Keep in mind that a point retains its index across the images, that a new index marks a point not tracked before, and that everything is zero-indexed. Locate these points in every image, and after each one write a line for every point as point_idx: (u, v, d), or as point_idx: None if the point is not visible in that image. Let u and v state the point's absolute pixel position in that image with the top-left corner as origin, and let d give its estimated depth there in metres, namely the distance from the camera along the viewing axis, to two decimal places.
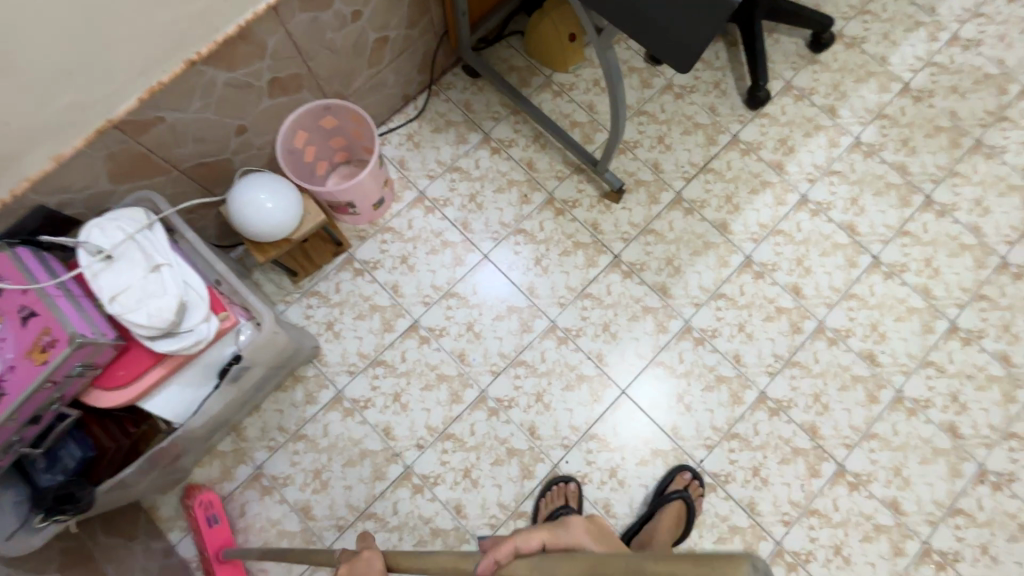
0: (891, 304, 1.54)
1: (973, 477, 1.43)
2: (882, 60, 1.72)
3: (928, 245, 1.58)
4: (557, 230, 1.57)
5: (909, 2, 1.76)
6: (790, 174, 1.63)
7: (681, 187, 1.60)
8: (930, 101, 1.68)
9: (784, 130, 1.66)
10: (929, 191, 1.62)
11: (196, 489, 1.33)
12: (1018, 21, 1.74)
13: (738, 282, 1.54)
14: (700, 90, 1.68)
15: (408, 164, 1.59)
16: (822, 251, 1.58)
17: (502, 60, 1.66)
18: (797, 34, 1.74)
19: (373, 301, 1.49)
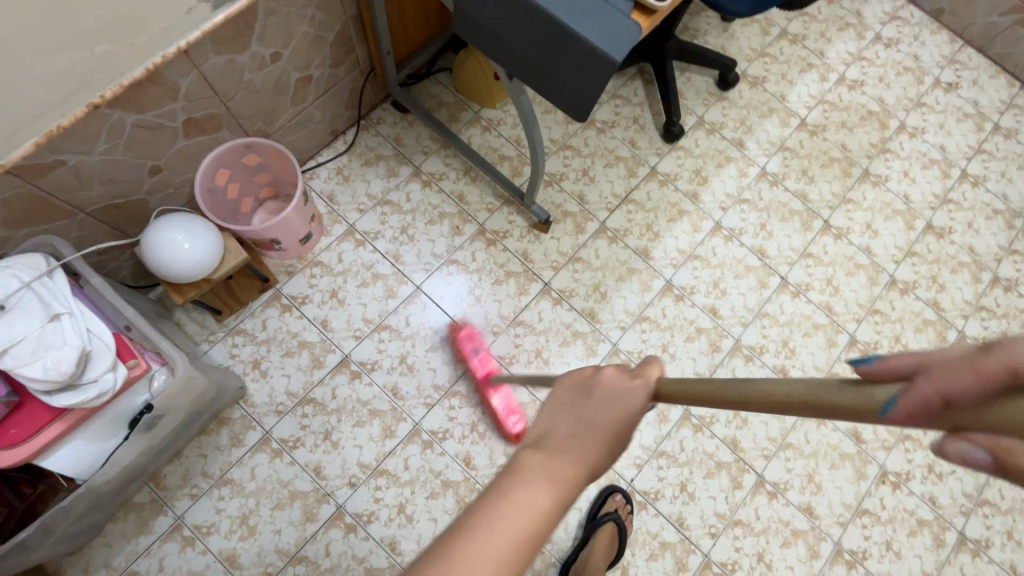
0: (799, 320, 1.66)
1: (875, 478, 1.55)
2: (781, 97, 1.89)
3: (828, 265, 1.73)
4: (488, 261, 1.61)
5: (802, 46, 1.95)
6: (705, 203, 1.75)
7: (605, 217, 1.68)
8: (824, 135, 1.86)
9: (698, 162, 1.79)
10: (826, 216, 1.78)
11: (460, 325, 1.54)
12: (893, 64, 1.96)
13: (661, 305, 1.63)
14: (620, 125, 1.79)
15: (338, 199, 1.59)
16: (735, 274, 1.69)
17: (431, 96, 1.71)
18: (707, 74, 1.89)
19: (302, 337, 1.47)
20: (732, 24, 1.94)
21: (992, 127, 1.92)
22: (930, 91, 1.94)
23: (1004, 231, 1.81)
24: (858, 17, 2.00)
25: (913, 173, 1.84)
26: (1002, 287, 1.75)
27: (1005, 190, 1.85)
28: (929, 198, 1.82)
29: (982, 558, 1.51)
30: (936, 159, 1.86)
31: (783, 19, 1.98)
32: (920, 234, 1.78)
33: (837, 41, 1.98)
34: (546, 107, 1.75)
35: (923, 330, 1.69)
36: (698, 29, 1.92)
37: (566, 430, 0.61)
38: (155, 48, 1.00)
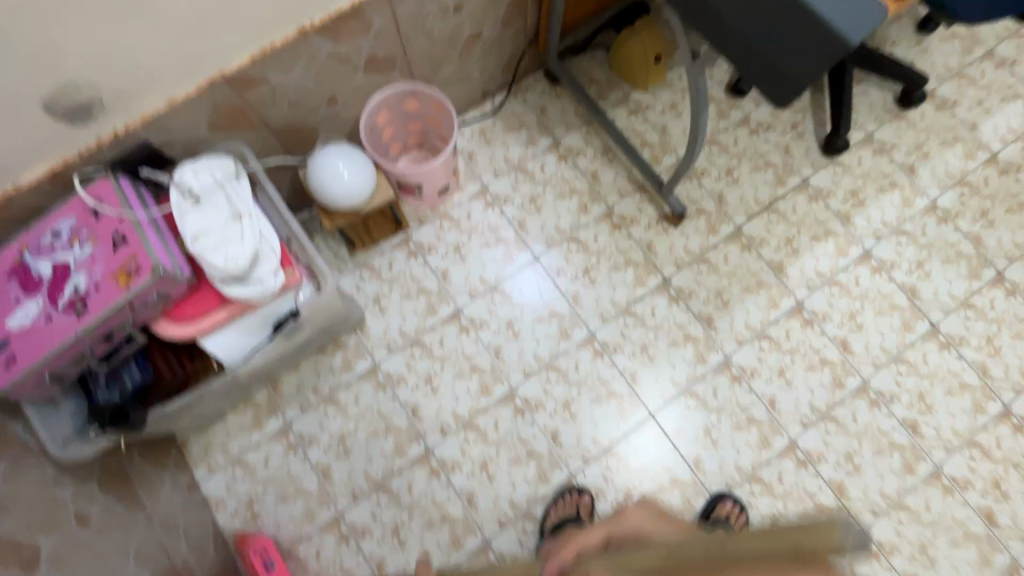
0: (944, 376, 1.48)
1: (1003, 570, 1.36)
2: (972, 125, 1.66)
3: (993, 322, 1.52)
4: (610, 245, 1.58)
5: (1010, 72, 1.71)
6: (857, 227, 1.59)
7: (742, 222, 1.59)
8: (1016, 176, 1.62)
9: (857, 182, 1.63)
10: (1001, 267, 1.56)
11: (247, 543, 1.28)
12: None
13: (786, 326, 1.52)
14: (776, 128, 1.66)
15: (476, 158, 1.63)
16: (877, 309, 1.53)
17: (584, 71, 1.69)
18: (886, 88, 1.71)
19: (421, 284, 1.53)
20: (929, 36, 1.73)
21: None
22: None
23: None
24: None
25: None
26: None
27: None
28: None
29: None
30: None
31: (993, 38, 1.74)
32: None
33: None
34: None
35: None
36: (887, 38, 1.73)
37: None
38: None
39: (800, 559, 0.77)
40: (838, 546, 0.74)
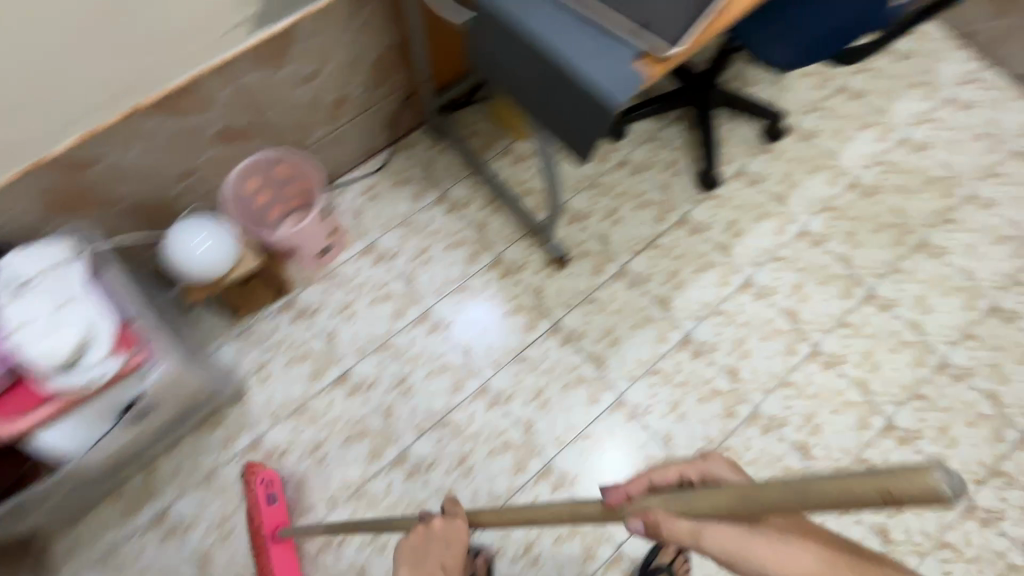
0: (830, 395, 1.52)
1: None
2: (833, 154, 1.77)
3: (869, 338, 1.58)
4: (501, 292, 1.58)
5: (862, 101, 1.84)
6: (736, 256, 1.65)
7: (627, 260, 1.62)
8: (876, 198, 1.72)
9: (733, 214, 1.70)
10: (872, 285, 1.63)
11: (257, 467, 1.33)
12: (966, 128, 1.80)
13: (675, 359, 1.54)
14: (655, 167, 1.74)
15: (364, 216, 1.63)
16: (762, 335, 1.57)
17: (467, 125, 1.73)
18: (753, 123, 1.81)
19: (306, 348, 1.49)
20: (786, 75, 1.86)
21: None
22: (1007, 159, 1.76)
23: None
24: (931, 76, 1.86)
25: (981, 248, 1.66)
26: None
27: None
28: (997, 276, 1.63)
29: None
30: (1009, 234, 1.68)
31: (845, 73, 1.88)
32: (982, 315, 1.59)
33: (903, 99, 1.84)
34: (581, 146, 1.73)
35: (976, 423, 1.49)
36: (748, 78, 1.86)
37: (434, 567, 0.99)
38: (198, 60, 1.10)
39: (888, 495, 0.46)
40: (932, 488, 0.43)
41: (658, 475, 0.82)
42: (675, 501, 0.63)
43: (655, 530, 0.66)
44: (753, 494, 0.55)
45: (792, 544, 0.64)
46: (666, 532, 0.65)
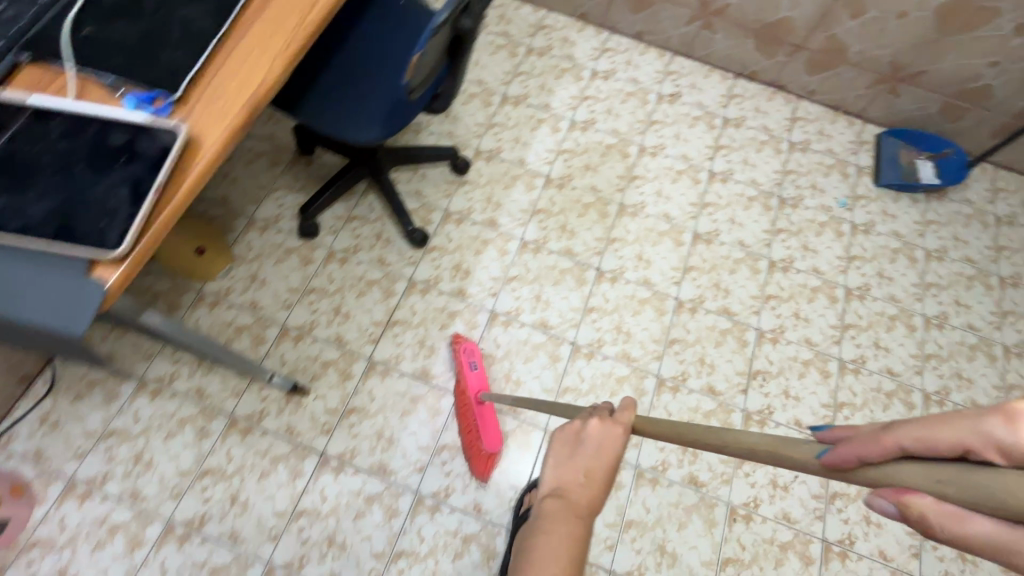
0: (707, 334, 1.60)
1: None
2: (615, 132, 1.88)
3: (710, 271, 1.69)
4: (301, 359, 1.44)
5: (617, 80, 1.98)
6: (550, 244, 1.67)
7: (412, 272, 1.57)
8: (664, 153, 1.86)
9: (559, 219, 1.71)
10: (693, 226, 1.75)
11: (459, 341, 1.46)
12: (697, 69, 2.04)
13: (539, 360, 1.51)
14: (429, 191, 1.69)
15: (118, 354, 1.38)
16: (632, 311, 1.61)
17: (231, 216, 1.59)
18: (522, 118, 1.86)
19: (110, 522, 1.24)
20: (535, 70, 1.96)
21: (802, 101, 2.03)
22: (737, 82, 2.04)
23: (846, 184, 1.90)
24: (658, 34, 2.02)
25: (752, 158, 1.90)
26: (863, 233, 1.82)
27: (829, 146, 1.97)
28: (773, 176, 1.88)
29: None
30: (765, 140, 1.94)
31: (588, 60, 2.00)
32: (778, 211, 1.82)
33: (642, 63, 2.02)
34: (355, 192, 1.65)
35: (815, 297, 1.69)
36: (516, 93, 1.90)
37: (576, 480, 0.70)
38: None
39: None
40: None
41: (923, 444, 0.45)
42: (956, 487, 0.42)
43: (917, 520, 0.44)
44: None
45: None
46: (936, 535, 0.43)
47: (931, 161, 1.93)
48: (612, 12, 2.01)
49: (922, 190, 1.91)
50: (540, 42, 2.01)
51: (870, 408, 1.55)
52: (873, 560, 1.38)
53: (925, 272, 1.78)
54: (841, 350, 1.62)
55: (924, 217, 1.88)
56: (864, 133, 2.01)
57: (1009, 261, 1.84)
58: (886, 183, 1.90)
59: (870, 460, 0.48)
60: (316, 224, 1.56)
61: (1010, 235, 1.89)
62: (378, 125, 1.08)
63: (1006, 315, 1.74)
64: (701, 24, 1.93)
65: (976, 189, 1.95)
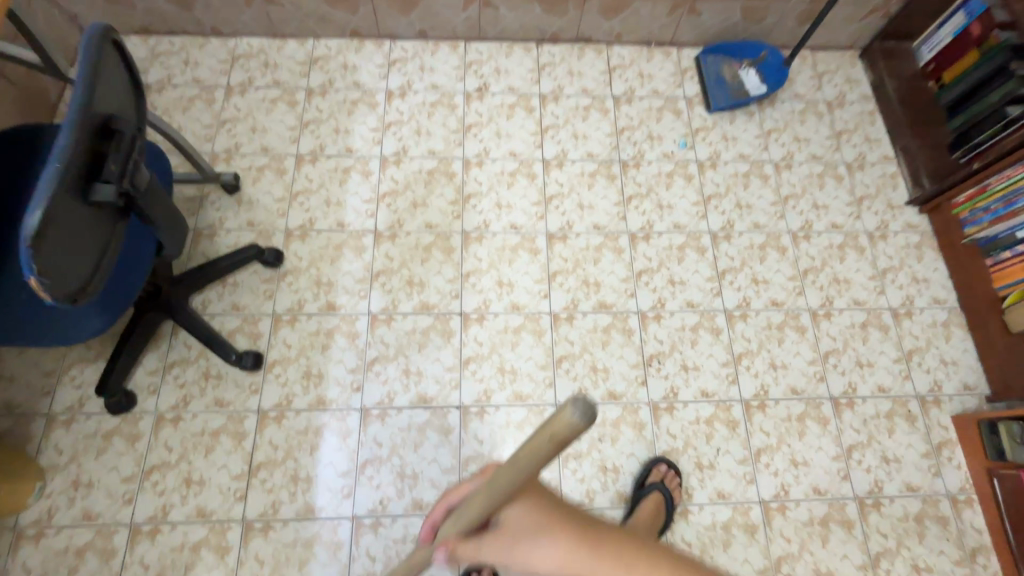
0: (591, 338, 1.51)
1: (745, 416, 1.46)
2: (432, 152, 1.70)
3: (574, 269, 1.59)
4: (165, 553, 1.25)
5: (415, 93, 1.78)
6: (401, 305, 1.51)
7: (259, 400, 1.38)
8: (490, 158, 1.71)
9: (402, 273, 1.54)
10: (543, 228, 1.63)
11: None
12: (497, 50, 1.86)
13: (428, 439, 1.38)
14: (250, 301, 1.48)
15: None
16: (509, 345, 1.49)
17: (21, 422, 1.32)
18: (326, 175, 1.64)
19: None
20: (323, 114, 1.72)
21: (613, 48, 1.90)
22: (542, 50, 1.87)
23: (681, 122, 1.82)
24: (442, 26, 1.81)
25: (581, 130, 1.77)
26: (711, 168, 1.75)
27: (654, 87, 1.86)
28: (607, 140, 1.77)
29: (859, 404, 1.49)
30: (589, 104, 1.81)
31: (378, 81, 1.78)
32: (623, 178, 1.72)
33: (437, 64, 1.82)
34: (162, 336, 1.42)
35: (685, 255, 1.63)
36: (310, 149, 1.68)
37: None
38: None
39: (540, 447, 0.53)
40: (570, 430, 0.50)
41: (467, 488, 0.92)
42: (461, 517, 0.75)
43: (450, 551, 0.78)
44: (507, 481, 0.61)
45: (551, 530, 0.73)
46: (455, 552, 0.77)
47: (752, 69, 1.87)
48: (383, 19, 1.77)
49: (754, 102, 1.85)
50: (318, 79, 1.77)
51: (767, 349, 1.53)
52: (809, 501, 1.39)
53: (779, 186, 1.74)
54: (723, 300, 1.58)
55: (763, 128, 1.83)
56: (683, 60, 1.92)
57: (850, 144, 1.83)
58: (717, 107, 1.83)
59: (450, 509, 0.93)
60: (130, 393, 1.34)
61: (845, 116, 1.87)
62: (97, 312, 0.98)
63: (863, 201, 1.74)
64: (478, 4, 1.73)
65: (801, 81, 1.92)
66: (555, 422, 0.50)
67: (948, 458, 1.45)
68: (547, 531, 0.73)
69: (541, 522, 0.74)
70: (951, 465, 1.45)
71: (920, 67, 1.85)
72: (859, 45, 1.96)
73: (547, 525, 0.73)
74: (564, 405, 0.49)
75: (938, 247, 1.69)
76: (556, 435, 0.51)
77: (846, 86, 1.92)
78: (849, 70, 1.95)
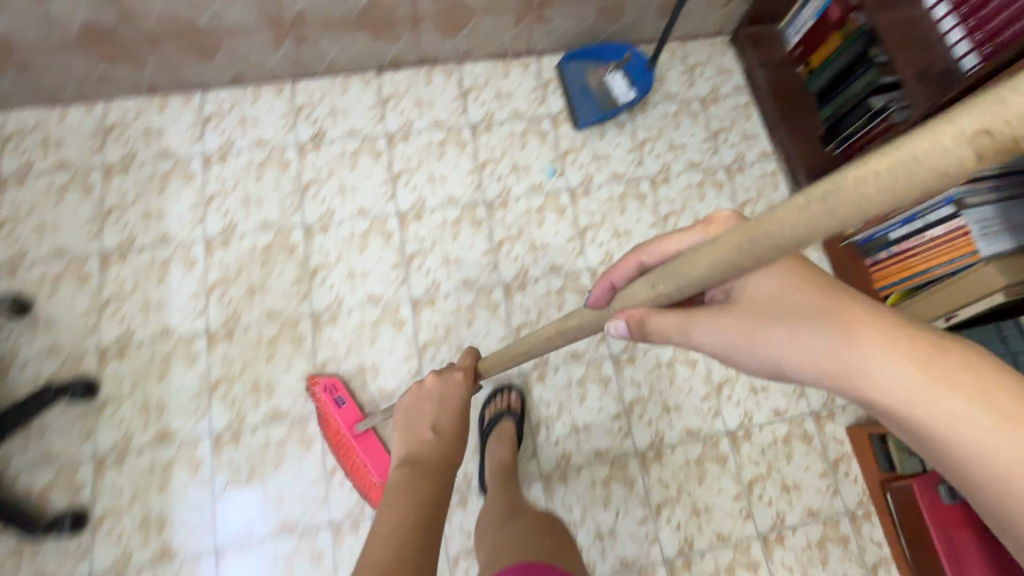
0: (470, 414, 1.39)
1: (642, 469, 1.38)
2: (266, 224, 1.48)
3: (445, 337, 1.44)
4: None
5: (238, 153, 1.53)
6: (250, 416, 1.33)
7: (91, 564, 1.20)
8: (335, 220, 1.50)
9: (248, 377, 1.35)
10: (406, 295, 1.46)
11: None
12: (330, 88, 1.62)
13: (298, 568, 1.24)
14: (64, 445, 1.27)
15: None
16: (381, 440, 1.34)
17: None
18: (139, 273, 1.40)
19: None
20: (127, 197, 1.46)
21: (464, 66, 1.69)
22: (383, 81, 1.65)
23: (547, 145, 1.65)
24: (256, 69, 1.55)
25: (438, 171, 1.59)
26: (583, 195, 1.61)
27: (514, 108, 1.68)
28: (468, 179, 1.59)
29: (755, 434, 1.44)
30: (443, 138, 1.62)
31: (191, 145, 1.52)
32: (490, 221, 1.56)
33: (261, 114, 1.57)
34: None
35: (564, 300, 1.52)
36: (117, 242, 1.42)
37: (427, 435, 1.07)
38: None
39: (980, 142, 0.34)
40: None
41: (659, 249, 0.76)
42: (663, 281, 0.65)
43: (641, 325, 0.73)
44: (767, 244, 0.49)
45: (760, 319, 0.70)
46: (648, 331, 0.74)
47: (617, 72, 1.69)
48: (182, 71, 1.49)
49: (625, 110, 1.69)
50: (117, 153, 1.49)
51: (658, 391, 1.45)
52: (714, 549, 1.34)
53: (656, 204, 1.63)
54: (609, 344, 1.47)
55: (636, 139, 1.69)
56: (543, 71, 1.73)
57: (727, 145, 1.72)
58: (585, 124, 1.67)
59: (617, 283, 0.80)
60: None
61: (720, 113, 1.76)
62: None
63: (744, 208, 1.66)
64: (290, 41, 1.47)
65: (672, 78, 1.78)
66: (976, 118, 0.34)
67: (845, 473, 1.44)
68: (767, 312, 0.69)
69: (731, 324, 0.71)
70: (849, 478, 1.44)
71: (788, 50, 1.73)
72: (726, 31, 1.84)
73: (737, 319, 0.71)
74: (1001, 87, 0.34)
75: (822, 246, 1.65)
76: (993, 131, 0.33)
77: (718, 78, 1.80)
78: (720, 60, 1.82)
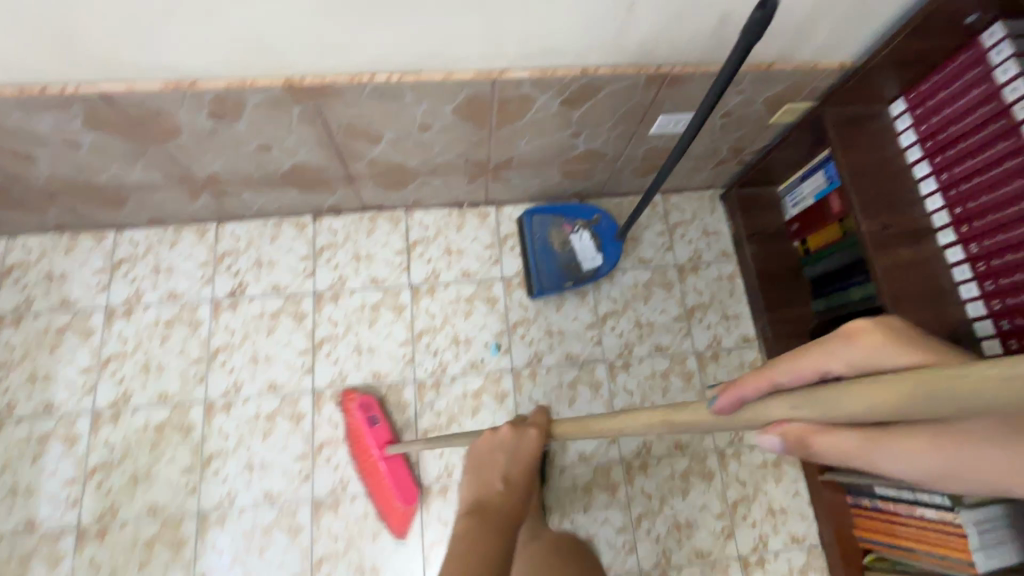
0: None
1: None
2: (164, 397, 1.32)
3: (347, 549, 1.27)
4: None
5: (145, 308, 1.37)
6: None
7: None
8: (242, 396, 1.34)
9: None
10: (308, 493, 1.29)
11: None
12: (259, 234, 1.45)
13: None
14: None
15: None
16: None
17: None
18: (10, 450, 1.25)
19: None
20: (12, 354, 1.31)
21: (413, 213, 1.52)
22: (319, 228, 1.47)
23: (495, 315, 1.47)
24: (173, 214, 1.39)
25: (366, 339, 1.41)
26: (529, 380, 1.42)
27: (463, 268, 1.50)
28: (400, 352, 1.41)
29: None
30: (378, 301, 1.44)
31: (94, 295, 1.37)
32: (417, 405, 1.37)
33: (178, 262, 1.41)
34: None
35: None
36: None
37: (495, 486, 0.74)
38: None
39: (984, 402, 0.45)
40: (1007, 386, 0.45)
41: (792, 372, 0.57)
42: (806, 404, 0.55)
43: (802, 444, 0.58)
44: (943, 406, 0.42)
45: (967, 424, 0.54)
46: (807, 444, 0.57)
47: (586, 232, 1.51)
48: (90, 215, 1.34)
49: (589, 278, 1.49)
50: (11, 301, 1.34)
51: None
52: None
53: (612, 396, 1.43)
54: None
55: (597, 313, 1.50)
56: (502, 223, 1.55)
57: (703, 326, 1.51)
58: (541, 292, 1.46)
59: (746, 399, 0.61)
60: None
61: (699, 285, 1.54)
62: None
63: None
64: (208, 194, 1.31)
65: (648, 240, 1.57)
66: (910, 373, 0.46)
67: None
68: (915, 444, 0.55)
69: (956, 443, 0.55)
70: None
71: (786, 221, 1.53)
72: (718, 186, 1.60)
73: (912, 444, 0.55)
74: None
75: (800, 464, 1.40)
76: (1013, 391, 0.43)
77: (702, 242, 1.58)
78: (706, 219, 1.60)
